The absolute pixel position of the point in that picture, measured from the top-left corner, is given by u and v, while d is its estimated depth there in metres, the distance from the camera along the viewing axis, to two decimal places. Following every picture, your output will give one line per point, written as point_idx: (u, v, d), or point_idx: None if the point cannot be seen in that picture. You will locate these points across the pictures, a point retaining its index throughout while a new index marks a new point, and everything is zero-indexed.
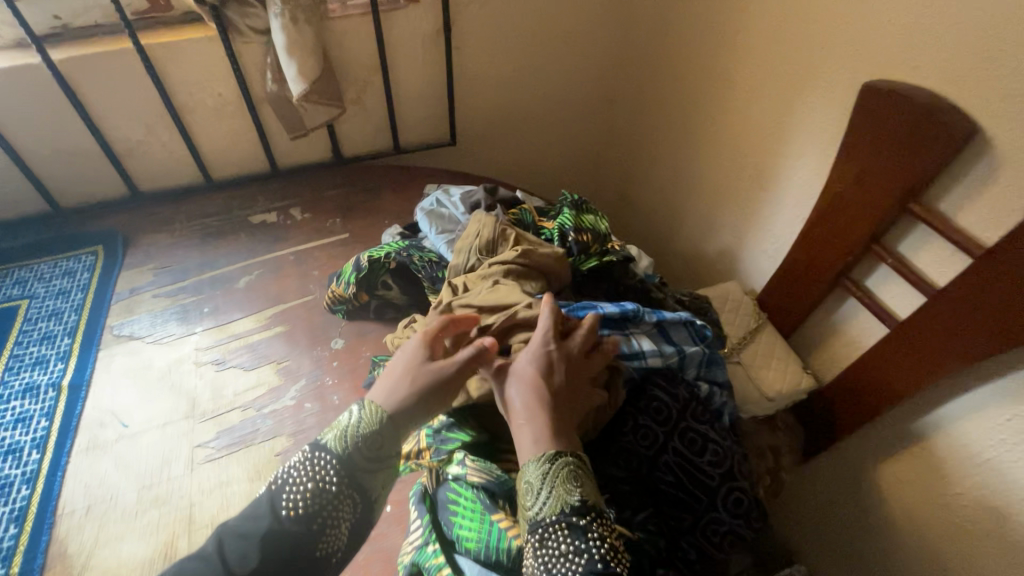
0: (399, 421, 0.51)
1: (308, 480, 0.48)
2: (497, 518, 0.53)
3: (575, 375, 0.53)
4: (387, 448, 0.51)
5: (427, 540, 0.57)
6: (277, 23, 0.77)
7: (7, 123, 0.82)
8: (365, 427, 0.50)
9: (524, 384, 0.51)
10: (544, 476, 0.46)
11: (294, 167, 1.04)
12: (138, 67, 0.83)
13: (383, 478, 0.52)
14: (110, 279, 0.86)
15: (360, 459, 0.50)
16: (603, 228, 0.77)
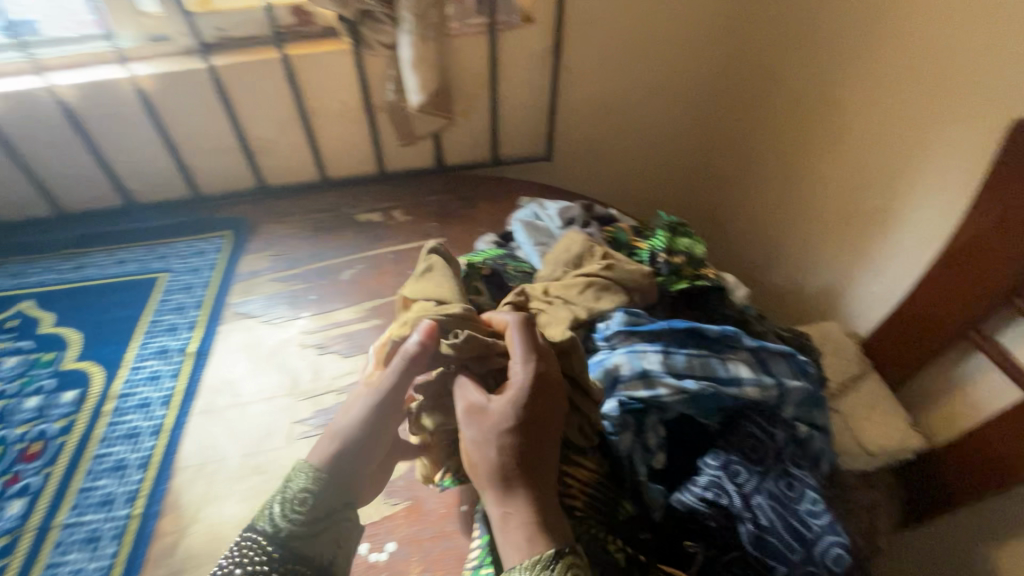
0: (328, 483, 0.53)
1: (247, 562, 0.50)
2: None
3: (551, 431, 0.50)
4: (322, 508, 0.53)
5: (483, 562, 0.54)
6: (407, 39, 0.81)
7: (169, 118, 0.94)
8: (294, 495, 0.53)
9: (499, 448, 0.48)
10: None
11: (400, 171, 1.11)
12: (280, 75, 0.92)
13: (336, 538, 0.53)
14: (235, 261, 0.96)
15: (298, 526, 0.52)
16: (699, 253, 0.76)
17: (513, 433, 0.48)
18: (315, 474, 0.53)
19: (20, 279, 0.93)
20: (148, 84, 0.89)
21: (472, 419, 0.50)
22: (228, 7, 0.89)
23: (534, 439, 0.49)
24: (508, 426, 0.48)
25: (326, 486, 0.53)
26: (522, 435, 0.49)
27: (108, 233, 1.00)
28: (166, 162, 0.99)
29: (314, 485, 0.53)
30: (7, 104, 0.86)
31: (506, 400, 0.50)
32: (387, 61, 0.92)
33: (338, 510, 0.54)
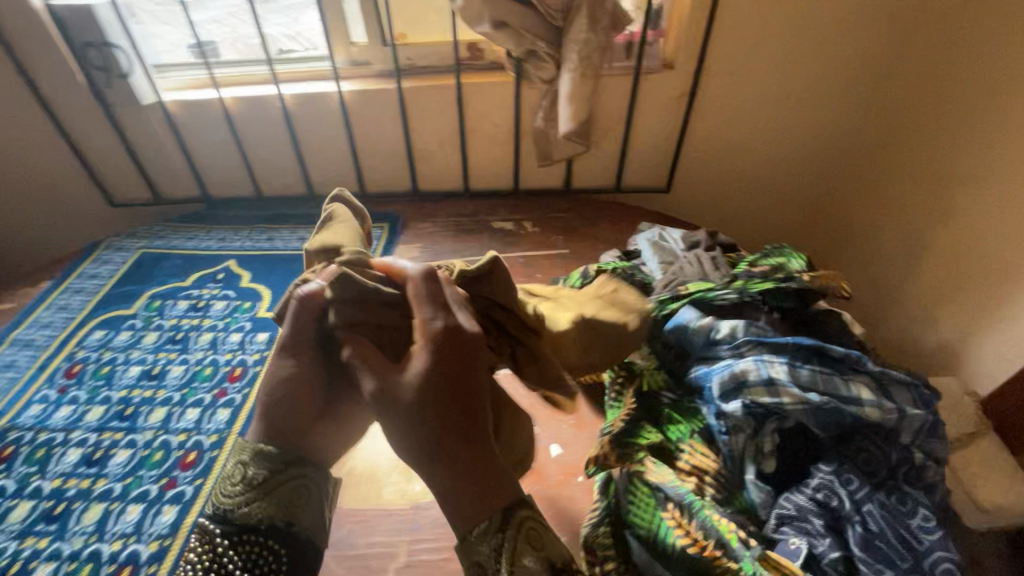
0: (262, 456, 0.50)
1: (191, 546, 0.49)
2: (667, 514, 0.57)
3: (471, 388, 0.48)
4: (258, 479, 0.50)
5: (602, 517, 0.62)
6: (568, 76, 0.94)
7: (357, 127, 1.14)
8: (229, 472, 0.51)
9: (416, 409, 0.47)
10: (499, 546, 0.45)
11: (531, 189, 1.25)
12: (452, 98, 1.10)
13: (287, 502, 0.51)
14: (390, 249, 1.13)
15: (237, 500, 0.50)
16: (790, 267, 0.79)
17: (428, 393, 0.47)
18: (250, 449, 0.51)
19: (226, 244, 1.15)
20: (349, 98, 1.10)
21: (382, 380, 0.48)
22: (421, 41, 1.09)
23: (454, 396, 0.48)
24: (419, 381, 0.48)
25: (257, 454, 0.51)
26: (436, 396, 0.47)
27: (292, 215, 1.22)
28: (345, 162, 1.20)
29: (247, 462, 0.51)
30: (245, 107, 1.10)
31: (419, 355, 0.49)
32: (541, 92, 1.07)
33: (282, 475, 0.51)
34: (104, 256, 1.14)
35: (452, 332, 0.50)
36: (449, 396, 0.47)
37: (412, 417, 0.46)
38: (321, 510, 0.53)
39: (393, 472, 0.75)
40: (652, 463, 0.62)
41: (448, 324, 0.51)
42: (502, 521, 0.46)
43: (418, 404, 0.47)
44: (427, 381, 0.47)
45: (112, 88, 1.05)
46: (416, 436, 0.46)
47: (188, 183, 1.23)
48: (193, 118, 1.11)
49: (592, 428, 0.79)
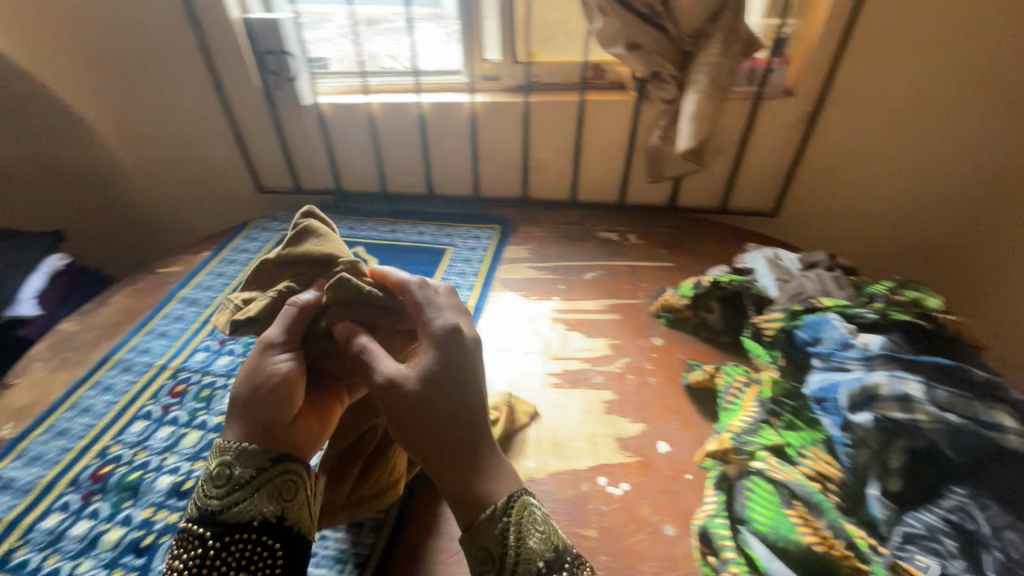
0: (246, 455, 0.56)
1: (184, 551, 0.54)
2: (790, 513, 0.59)
3: (471, 381, 0.57)
4: (243, 479, 0.55)
5: (718, 512, 0.64)
6: (693, 97, 0.99)
7: (482, 135, 1.24)
8: (212, 476, 0.56)
9: (421, 396, 0.55)
10: (507, 528, 0.52)
11: (635, 204, 1.30)
12: (573, 113, 1.18)
13: (274, 496, 0.56)
14: (501, 248, 1.21)
15: (227, 501, 0.55)
16: (931, 304, 0.75)
17: (431, 381, 0.56)
18: (230, 450, 0.56)
19: (355, 232, 1.28)
20: (479, 109, 1.20)
21: (390, 368, 0.57)
22: (549, 60, 1.18)
23: (457, 387, 0.56)
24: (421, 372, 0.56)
25: (241, 455, 0.56)
26: (441, 387, 0.56)
27: (413, 212, 1.34)
28: (466, 167, 1.31)
29: (232, 461, 0.56)
30: (388, 112, 1.23)
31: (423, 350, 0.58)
32: (660, 111, 1.12)
33: (267, 474, 0.56)
34: (253, 234, 1.30)
35: (453, 328, 0.59)
36: (448, 383, 0.56)
37: (419, 403, 0.55)
38: (306, 504, 0.59)
39: (506, 450, 0.80)
40: (776, 465, 0.63)
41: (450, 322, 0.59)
42: (507, 505, 0.53)
43: (423, 391, 0.55)
44: (435, 370, 0.56)
45: (281, 90, 1.21)
46: (424, 423, 0.55)
47: (326, 177, 1.38)
48: (340, 119, 1.25)
49: (699, 432, 0.81)
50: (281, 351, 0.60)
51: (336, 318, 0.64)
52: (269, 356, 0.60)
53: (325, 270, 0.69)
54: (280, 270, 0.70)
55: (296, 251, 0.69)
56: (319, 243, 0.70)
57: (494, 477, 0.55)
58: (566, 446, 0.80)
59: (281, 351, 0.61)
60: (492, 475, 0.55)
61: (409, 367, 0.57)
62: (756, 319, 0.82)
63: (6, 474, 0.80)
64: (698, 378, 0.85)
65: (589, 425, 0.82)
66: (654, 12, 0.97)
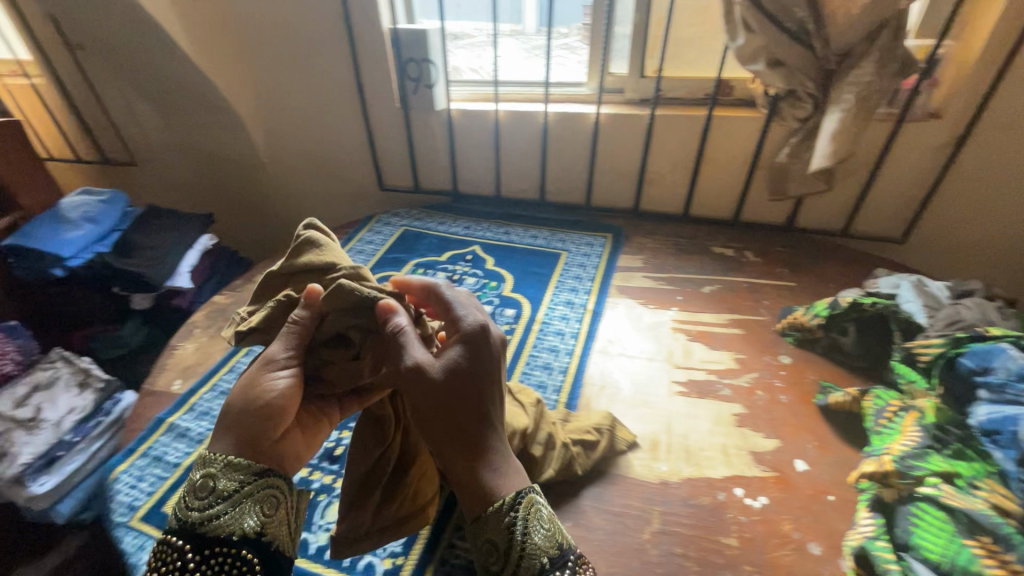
0: (233, 467, 0.54)
1: (162, 564, 0.50)
2: (969, 543, 0.57)
3: (494, 376, 0.56)
4: (226, 491, 0.53)
5: (879, 536, 0.62)
6: (837, 115, 0.98)
7: (602, 146, 1.28)
8: (195, 487, 0.53)
9: (447, 387, 0.54)
10: (514, 521, 0.51)
11: (750, 221, 1.29)
12: (698, 128, 1.19)
13: (257, 510, 0.54)
14: (615, 256, 1.23)
15: (210, 512, 0.52)
16: None
17: (460, 373, 0.55)
18: (212, 466, 0.54)
19: (471, 232, 1.34)
20: (604, 120, 1.23)
21: (419, 356, 0.56)
22: (678, 75, 1.20)
23: (483, 380, 0.55)
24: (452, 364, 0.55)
25: (227, 467, 0.54)
26: (464, 379, 0.54)
27: (525, 216, 1.39)
28: (581, 175, 1.34)
29: (217, 473, 0.54)
30: (513, 119, 1.29)
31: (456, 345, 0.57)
32: (791, 129, 1.11)
33: (252, 486, 0.54)
34: (376, 228, 1.38)
35: (484, 326, 0.58)
36: (477, 378, 0.55)
37: (444, 392, 0.54)
38: (287, 521, 0.56)
39: (636, 452, 0.81)
40: (951, 492, 0.61)
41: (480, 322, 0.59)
42: (514, 499, 0.52)
43: (447, 382, 0.54)
44: (463, 363, 0.55)
45: (417, 95, 1.30)
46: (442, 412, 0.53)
47: (444, 178, 1.45)
48: (467, 124, 1.33)
49: (839, 453, 0.78)
50: (281, 361, 0.61)
51: (337, 325, 0.62)
52: (268, 371, 0.60)
53: (328, 276, 0.67)
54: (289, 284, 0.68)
55: (301, 264, 0.68)
56: (321, 252, 0.69)
57: (504, 474, 0.54)
58: (698, 455, 0.80)
59: (280, 361, 0.61)
60: (503, 473, 0.54)
61: (439, 360, 0.56)
62: (907, 343, 0.80)
63: (180, 424, 0.89)
64: (841, 399, 0.82)
65: (720, 435, 0.82)
66: (803, 29, 0.97)
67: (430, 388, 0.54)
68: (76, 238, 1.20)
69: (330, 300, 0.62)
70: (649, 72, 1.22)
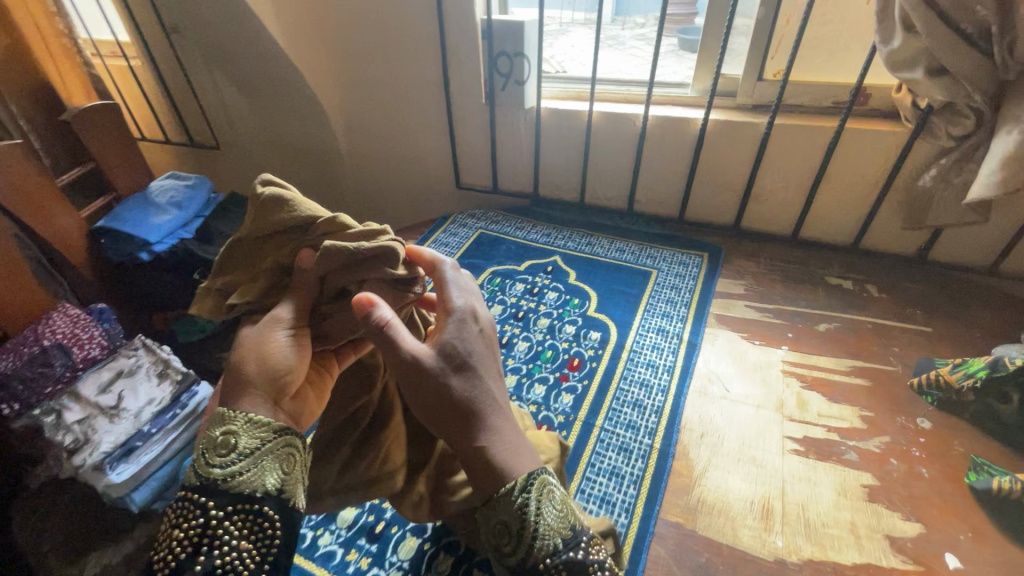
0: (256, 424, 0.48)
1: (181, 522, 0.45)
2: None
3: (490, 359, 0.55)
4: (249, 447, 0.47)
5: None
6: (1015, 136, 0.81)
7: (706, 155, 1.16)
8: (214, 443, 0.47)
9: (452, 374, 0.52)
10: (525, 504, 0.49)
11: (872, 250, 1.14)
12: (824, 141, 1.05)
13: (280, 469, 0.48)
14: (712, 278, 1.11)
15: (233, 469, 0.46)
16: None
17: (459, 360, 0.53)
18: (230, 421, 0.48)
19: (552, 240, 1.25)
20: (712, 127, 1.11)
21: (412, 349, 0.51)
22: (805, 80, 1.06)
23: (480, 362, 0.54)
24: (448, 351, 0.53)
25: (249, 422, 0.48)
26: (461, 365, 0.53)
27: (610, 226, 1.29)
28: (678, 186, 1.23)
29: (238, 429, 0.48)
30: (607, 121, 1.19)
31: (451, 325, 0.54)
32: (941, 149, 0.96)
33: (273, 443, 0.49)
34: (452, 228, 1.32)
35: (474, 307, 0.57)
36: (472, 363, 0.53)
37: (450, 379, 0.51)
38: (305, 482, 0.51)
39: (746, 518, 0.70)
40: None
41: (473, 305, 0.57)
42: (525, 482, 0.50)
43: (446, 368, 0.52)
44: (463, 345, 0.54)
45: (506, 91, 1.22)
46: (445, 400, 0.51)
47: (525, 180, 1.37)
48: (556, 124, 1.24)
49: (1003, 553, 0.65)
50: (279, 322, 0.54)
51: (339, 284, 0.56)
52: (272, 331, 0.53)
53: (311, 234, 0.57)
54: (263, 244, 0.59)
55: (273, 219, 0.57)
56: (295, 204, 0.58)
57: (515, 453, 0.52)
58: (821, 532, 0.68)
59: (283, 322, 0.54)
60: (514, 449, 0.52)
61: (437, 344, 0.53)
62: None
63: None
64: (1011, 486, 0.68)
65: (847, 511, 0.70)
66: (981, 32, 0.81)
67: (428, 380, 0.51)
68: (162, 223, 1.21)
69: (325, 265, 0.55)
70: (770, 75, 1.08)
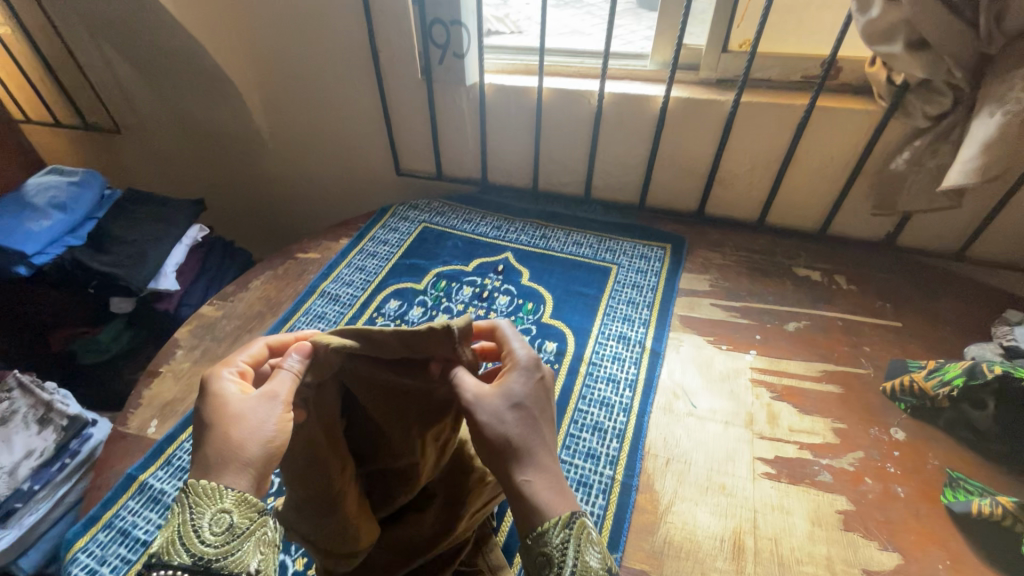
0: (249, 504, 0.46)
1: None
2: None
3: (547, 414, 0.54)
4: (241, 527, 0.44)
5: None
6: (995, 119, 0.74)
7: (667, 136, 1.05)
8: (202, 518, 0.44)
9: (507, 413, 0.51)
10: (565, 542, 0.46)
11: (840, 235, 1.08)
12: (793, 120, 0.96)
13: (262, 554, 0.45)
14: (677, 273, 1.03)
15: (223, 547, 0.43)
16: None
17: (518, 410, 0.51)
18: (221, 492, 0.45)
19: (503, 234, 1.13)
20: (674, 105, 1.01)
21: (472, 392, 0.51)
22: (773, 52, 0.96)
23: (536, 407, 0.53)
24: (511, 402, 0.52)
25: (241, 501, 0.46)
26: (520, 411, 0.52)
27: (567, 215, 1.18)
28: (637, 170, 1.12)
29: (230, 507, 0.45)
30: (558, 98, 1.06)
31: (511, 369, 0.54)
32: (914, 130, 0.88)
33: (260, 526, 0.46)
34: (391, 223, 1.18)
35: (540, 362, 0.55)
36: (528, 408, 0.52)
37: (504, 416, 0.51)
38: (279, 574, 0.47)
39: (721, 557, 0.64)
40: None
41: (536, 358, 0.55)
42: (567, 520, 0.47)
43: (505, 411, 0.51)
44: (522, 390, 0.53)
45: (443, 66, 1.07)
46: (500, 437, 0.50)
47: (472, 165, 1.24)
48: (502, 101, 1.10)
49: None
50: (232, 373, 0.54)
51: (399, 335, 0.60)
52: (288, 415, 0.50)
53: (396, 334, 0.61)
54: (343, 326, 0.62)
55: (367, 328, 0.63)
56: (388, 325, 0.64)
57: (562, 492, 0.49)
58: (795, 571, 0.62)
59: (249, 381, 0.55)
60: (559, 489, 0.49)
61: (498, 387, 0.53)
62: None
63: (153, 485, 0.72)
64: (991, 510, 0.63)
65: (822, 543, 0.65)
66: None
67: (483, 413, 0.50)
68: (40, 230, 1.01)
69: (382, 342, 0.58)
70: (735, 46, 0.98)
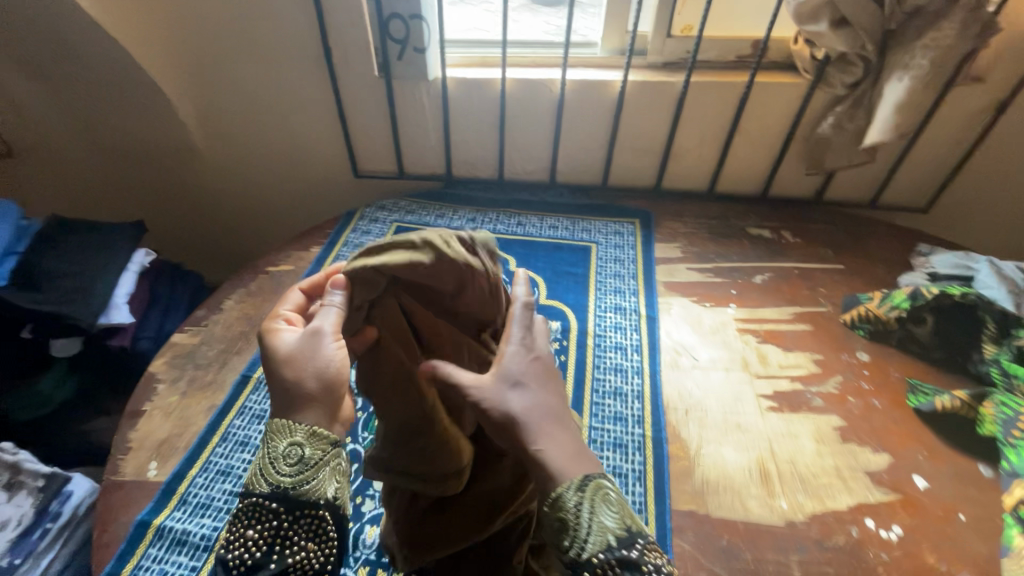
0: (319, 438, 0.48)
1: (256, 523, 0.45)
2: None
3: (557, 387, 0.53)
4: (314, 460, 0.47)
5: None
6: (903, 84, 0.89)
7: (626, 117, 1.12)
8: (280, 449, 0.47)
9: (507, 394, 0.49)
10: (579, 505, 0.45)
11: (779, 196, 1.21)
12: (736, 96, 1.07)
13: (338, 479, 0.48)
14: (650, 244, 1.10)
15: (300, 477, 0.46)
16: None
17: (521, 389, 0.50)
18: (292, 427, 0.48)
19: (479, 225, 1.15)
20: (631, 88, 1.08)
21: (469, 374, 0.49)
22: (713, 35, 1.05)
23: (537, 382, 0.51)
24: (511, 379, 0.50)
25: (312, 434, 0.47)
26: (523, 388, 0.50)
27: (537, 203, 1.22)
28: (598, 152, 1.19)
29: (302, 441, 0.47)
30: (520, 87, 1.09)
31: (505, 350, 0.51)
32: (835, 97, 1.02)
33: (333, 455, 0.48)
34: (361, 226, 1.14)
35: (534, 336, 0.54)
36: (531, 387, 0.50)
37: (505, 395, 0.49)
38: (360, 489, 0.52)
39: (756, 484, 0.72)
40: None
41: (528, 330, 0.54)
42: (581, 482, 0.46)
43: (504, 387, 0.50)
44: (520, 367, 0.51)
45: (403, 61, 1.05)
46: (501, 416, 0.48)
47: (435, 160, 1.23)
48: (465, 94, 1.11)
49: (951, 464, 0.73)
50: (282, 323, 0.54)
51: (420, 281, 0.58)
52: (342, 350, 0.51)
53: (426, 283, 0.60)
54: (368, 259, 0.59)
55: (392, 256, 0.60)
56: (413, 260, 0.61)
57: None
58: (814, 483, 0.71)
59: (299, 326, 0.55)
60: None
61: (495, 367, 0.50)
62: None
63: (174, 527, 0.66)
64: (949, 404, 0.76)
65: (829, 457, 0.74)
66: None
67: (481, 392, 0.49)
68: None
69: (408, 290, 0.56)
70: (678, 31, 1.06)
